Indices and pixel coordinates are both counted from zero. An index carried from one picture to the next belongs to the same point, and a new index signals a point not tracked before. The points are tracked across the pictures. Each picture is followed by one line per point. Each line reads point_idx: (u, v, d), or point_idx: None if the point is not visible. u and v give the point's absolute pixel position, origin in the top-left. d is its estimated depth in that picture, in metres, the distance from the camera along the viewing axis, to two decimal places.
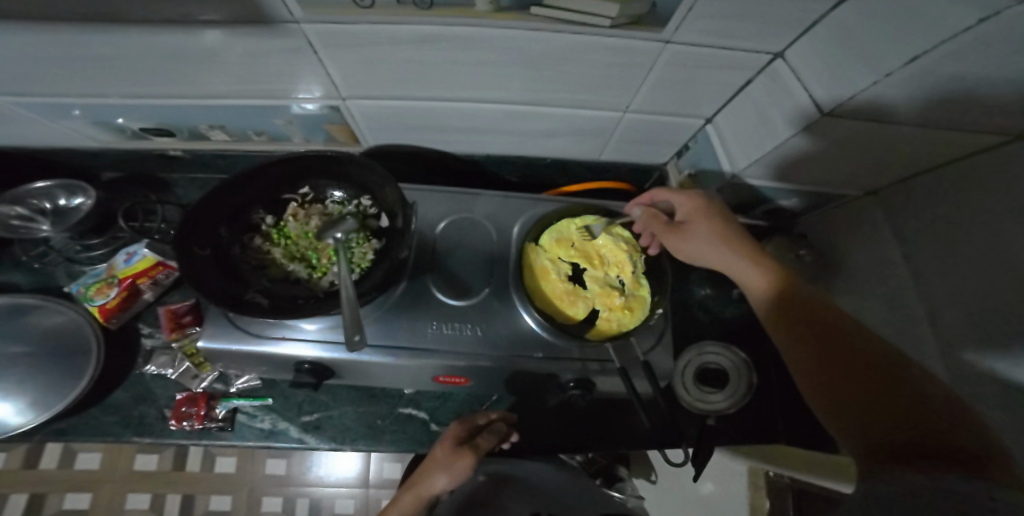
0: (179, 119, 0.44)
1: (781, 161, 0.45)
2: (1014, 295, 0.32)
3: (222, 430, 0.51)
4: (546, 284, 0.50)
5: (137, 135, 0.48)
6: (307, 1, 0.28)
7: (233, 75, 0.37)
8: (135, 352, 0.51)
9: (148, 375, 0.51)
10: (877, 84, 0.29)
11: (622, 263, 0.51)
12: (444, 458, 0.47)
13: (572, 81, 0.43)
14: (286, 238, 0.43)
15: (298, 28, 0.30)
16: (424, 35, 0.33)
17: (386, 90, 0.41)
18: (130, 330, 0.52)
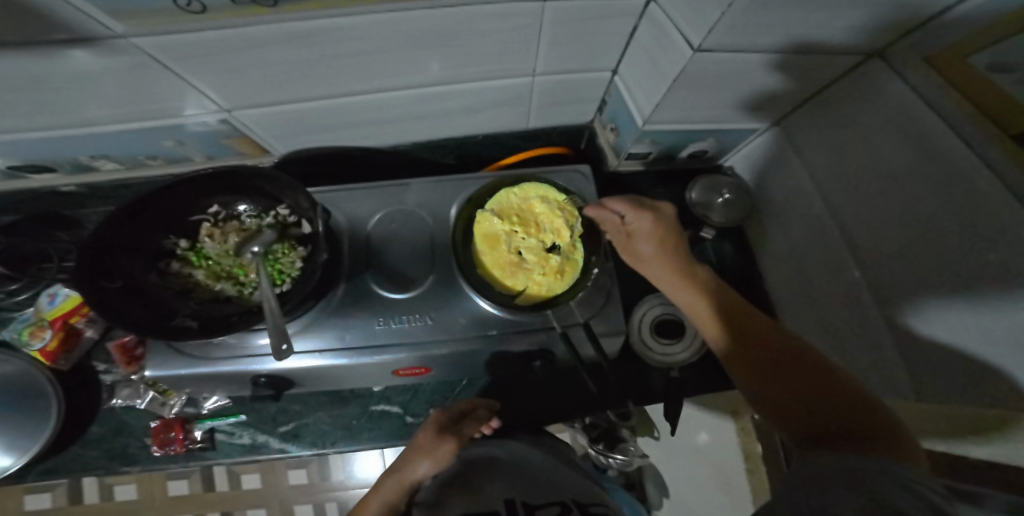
0: (56, 153, 0.41)
1: (686, 104, 0.44)
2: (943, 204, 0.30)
3: (206, 450, 0.53)
4: (487, 254, 0.48)
5: (12, 175, 0.44)
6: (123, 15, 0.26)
7: (107, 101, 0.35)
8: (97, 388, 0.53)
9: (118, 409, 0.53)
10: (726, 15, 0.27)
11: (559, 227, 0.48)
12: (428, 444, 0.46)
13: (470, 53, 0.41)
14: (206, 259, 0.43)
15: (128, 43, 0.28)
16: (288, 33, 0.32)
17: (274, 95, 0.40)
18: (87, 369, 0.53)
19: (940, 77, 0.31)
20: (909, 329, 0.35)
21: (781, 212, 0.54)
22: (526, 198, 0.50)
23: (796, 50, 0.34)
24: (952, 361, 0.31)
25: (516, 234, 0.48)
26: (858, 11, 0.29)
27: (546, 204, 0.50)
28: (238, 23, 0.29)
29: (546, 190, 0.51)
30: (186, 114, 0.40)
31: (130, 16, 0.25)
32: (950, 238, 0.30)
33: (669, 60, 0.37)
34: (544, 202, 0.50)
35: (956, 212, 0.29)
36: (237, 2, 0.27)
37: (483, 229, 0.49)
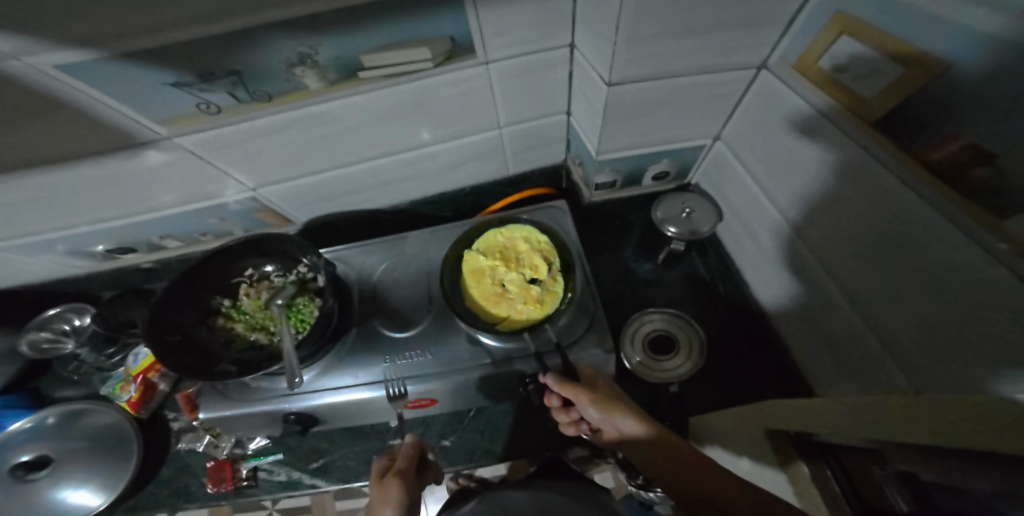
0: (137, 235, 0.51)
1: (634, 131, 0.48)
2: (881, 169, 0.31)
3: (249, 488, 0.52)
4: (475, 287, 0.51)
5: (106, 258, 0.53)
6: (165, 121, 0.37)
7: (163, 190, 0.46)
8: (166, 434, 0.53)
9: (182, 452, 0.53)
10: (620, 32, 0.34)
11: (538, 262, 0.52)
12: (375, 495, 0.43)
13: (439, 117, 0.49)
14: (245, 314, 0.49)
15: (172, 142, 0.39)
16: (281, 121, 0.41)
17: (287, 173, 0.49)
18: (160, 417, 0.54)
19: (804, 80, 0.36)
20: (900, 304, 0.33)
21: (746, 220, 0.54)
22: (511, 235, 0.55)
23: (710, 63, 0.39)
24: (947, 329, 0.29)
25: (499, 268, 0.52)
26: (742, 29, 0.35)
27: (529, 242, 0.54)
28: (242, 119, 0.39)
29: (529, 230, 0.55)
30: (225, 193, 0.49)
31: (171, 120, 0.37)
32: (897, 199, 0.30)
33: (595, 94, 0.44)
34: (528, 242, 0.54)
35: (892, 173, 0.30)
36: (240, 99, 0.37)
37: (470, 267, 0.53)
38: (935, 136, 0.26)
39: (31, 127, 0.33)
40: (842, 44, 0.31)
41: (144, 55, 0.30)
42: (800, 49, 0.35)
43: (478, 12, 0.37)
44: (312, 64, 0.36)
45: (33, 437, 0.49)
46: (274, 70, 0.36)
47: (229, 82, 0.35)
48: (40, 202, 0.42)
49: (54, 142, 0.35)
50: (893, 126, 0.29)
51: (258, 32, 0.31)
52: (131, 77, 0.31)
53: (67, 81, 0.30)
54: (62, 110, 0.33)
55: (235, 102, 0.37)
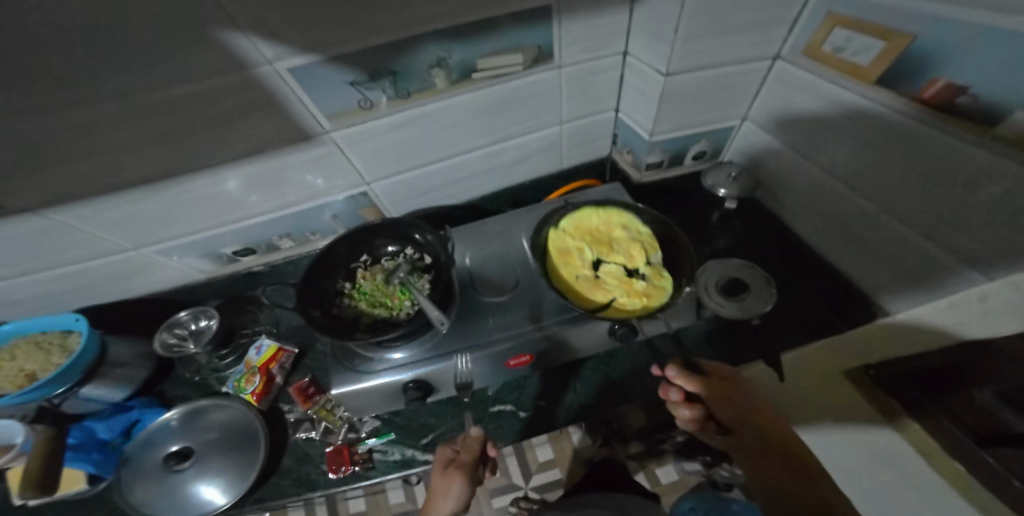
0: (258, 236, 0.59)
1: (678, 114, 0.60)
2: (891, 95, 0.42)
3: (368, 469, 0.59)
4: (569, 269, 0.58)
5: (230, 260, 0.61)
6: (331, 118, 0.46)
7: (299, 186, 0.54)
8: (284, 426, 0.61)
9: (301, 441, 0.60)
10: (678, 30, 0.46)
11: (634, 251, 0.59)
12: (440, 483, 0.51)
13: (519, 115, 0.60)
14: (365, 293, 0.55)
15: (328, 137, 0.48)
16: (408, 118, 0.51)
17: (396, 168, 0.58)
18: (276, 412, 0.62)
19: (814, 61, 0.49)
20: (929, 196, 0.43)
21: (780, 178, 0.64)
22: (609, 228, 0.62)
23: (741, 49, 0.51)
24: (971, 196, 0.38)
25: (588, 252, 0.60)
26: (759, 29, 0.49)
27: (625, 231, 0.61)
28: (381, 115, 0.49)
29: (629, 223, 0.62)
30: (348, 189, 0.58)
31: (338, 115, 0.46)
32: (910, 114, 0.41)
33: (649, 83, 0.56)
34: (624, 232, 0.61)
35: (901, 94, 0.41)
36: (388, 96, 0.47)
37: (562, 245, 0.60)
38: (925, 81, 0.38)
39: (240, 125, 0.43)
40: (838, 34, 0.44)
41: (344, 57, 0.41)
42: (806, 39, 0.49)
43: (562, 22, 0.49)
44: (444, 66, 0.48)
45: (167, 434, 0.55)
46: (417, 71, 0.46)
47: (387, 82, 0.46)
48: (206, 197, 0.50)
49: (256, 141, 0.46)
50: (892, 79, 0.41)
51: (418, 39, 0.43)
52: (326, 76, 0.41)
53: (292, 84, 0.41)
54: (270, 108, 0.42)
55: (385, 99, 0.47)
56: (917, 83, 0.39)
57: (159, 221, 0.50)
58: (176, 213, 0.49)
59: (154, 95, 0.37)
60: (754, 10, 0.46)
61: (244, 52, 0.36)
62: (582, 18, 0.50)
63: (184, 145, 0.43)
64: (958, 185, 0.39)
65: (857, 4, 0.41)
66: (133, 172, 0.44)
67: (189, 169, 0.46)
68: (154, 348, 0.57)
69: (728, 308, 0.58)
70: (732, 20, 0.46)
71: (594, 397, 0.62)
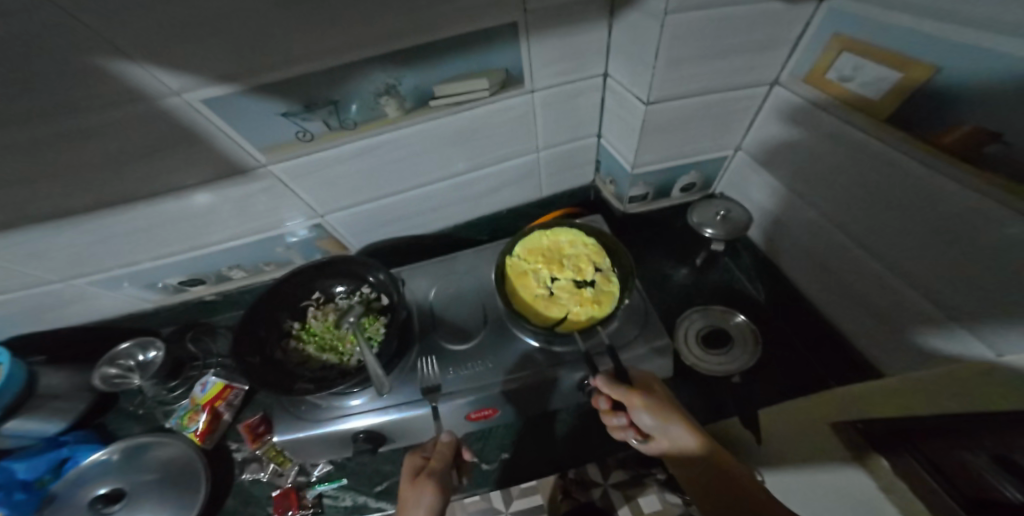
0: (206, 266, 0.55)
1: (663, 146, 0.54)
2: (900, 145, 0.36)
3: None
4: (524, 289, 0.52)
5: (177, 289, 0.58)
6: (265, 150, 0.42)
7: (243, 218, 0.50)
8: (230, 465, 0.58)
9: (247, 482, 0.57)
10: (658, 56, 0.41)
11: (582, 263, 0.53)
12: (407, 496, 0.42)
13: (488, 143, 0.54)
14: (314, 335, 0.51)
15: (266, 169, 0.44)
16: (358, 148, 0.46)
17: (352, 199, 0.53)
18: (223, 449, 0.59)
19: (816, 90, 0.43)
20: (945, 262, 0.36)
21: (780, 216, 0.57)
22: (558, 240, 0.56)
23: (732, 77, 0.45)
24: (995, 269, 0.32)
25: (541, 271, 0.53)
26: (752, 52, 0.43)
27: (575, 245, 0.56)
28: (327, 146, 0.44)
29: (576, 233, 0.57)
30: (298, 220, 0.53)
31: (272, 148, 0.42)
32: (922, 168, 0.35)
33: (630, 112, 0.50)
34: (573, 245, 0.55)
35: (912, 144, 0.35)
36: (331, 128, 0.43)
37: (514, 270, 0.53)
38: (937, 124, 0.33)
39: (161, 154, 0.39)
40: (846, 59, 0.38)
41: (269, 88, 0.37)
42: (808, 64, 0.42)
43: (531, 43, 0.44)
44: (394, 94, 0.43)
45: (100, 473, 0.52)
46: (363, 101, 0.42)
47: (327, 111, 0.41)
48: (138, 229, 0.46)
49: (184, 173, 0.42)
50: (904, 119, 0.35)
51: (358, 66, 0.38)
52: (251, 109, 0.38)
53: (209, 116, 0.37)
54: (190, 140, 0.39)
55: (328, 130, 0.43)
56: (929, 134, 0.33)
57: (88, 252, 0.47)
58: (107, 244, 0.46)
59: (43, 127, 0.33)
60: (744, 32, 0.40)
61: (143, 86, 0.33)
62: (552, 38, 0.44)
63: (99, 177, 0.39)
64: (979, 255, 0.33)
65: (868, 25, 0.34)
66: (43, 206, 0.40)
67: (108, 201, 0.42)
68: (95, 382, 0.55)
69: (711, 363, 0.56)
70: (722, 42, 0.41)
71: (562, 449, 0.58)
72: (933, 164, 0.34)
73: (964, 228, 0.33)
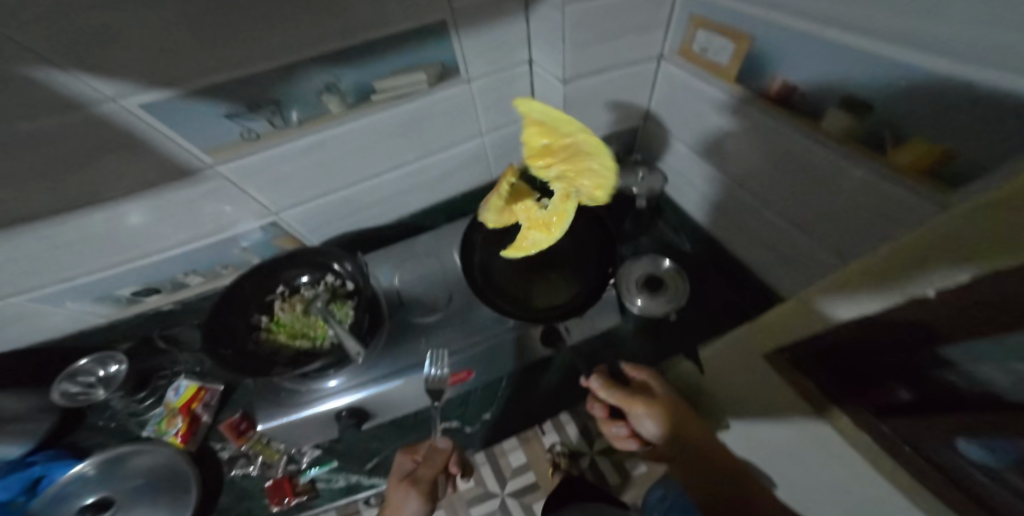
0: (161, 273, 0.57)
1: (585, 121, 0.62)
2: (755, 103, 0.45)
3: (313, 499, 0.58)
4: (539, 169, 0.51)
5: (131, 300, 0.59)
6: (211, 150, 0.45)
7: (194, 221, 0.52)
8: (217, 463, 0.59)
9: (238, 478, 0.59)
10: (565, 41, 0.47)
11: (558, 159, 0.50)
12: (394, 494, 0.49)
13: (433, 132, 0.59)
14: (283, 326, 0.54)
15: (215, 170, 0.47)
16: (306, 145, 0.49)
17: (305, 194, 0.56)
18: (207, 450, 0.60)
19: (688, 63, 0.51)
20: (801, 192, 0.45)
21: (687, 175, 0.65)
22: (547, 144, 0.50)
23: (628, 55, 0.53)
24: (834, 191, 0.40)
25: (538, 162, 0.51)
26: (637, 33, 0.51)
27: (576, 156, 0.49)
28: (275, 145, 0.48)
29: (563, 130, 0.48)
30: (253, 220, 0.56)
31: (218, 148, 0.45)
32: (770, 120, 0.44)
33: (554, 93, 0.57)
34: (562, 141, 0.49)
35: (761, 103, 0.44)
36: (275, 125, 0.46)
37: (530, 144, 0.50)
38: (775, 81, 0.41)
39: (106, 161, 0.41)
40: (701, 34, 0.47)
41: (209, 90, 0.40)
42: (679, 41, 0.51)
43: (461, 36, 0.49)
44: (335, 91, 0.47)
45: (81, 487, 0.53)
46: (304, 99, 0.45)
47: (271, 111, 0.44)
48: (83, 239, 0.47)
49: (127, 179, 0.44)
50: (751, 80, 0.44)
51: (295, 68, 0.42)
52: (190, 112, 0.41)
53: (148, 122, 0.40)
54: (132, 146, 0.41)
55: (272, 128, 0.46)
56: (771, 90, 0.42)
57: (28, 267, 0.47)
58: (51, 258, 0.47)
59: None
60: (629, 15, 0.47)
61: (80, 92, 0.35)
62: (479, 32, 0.49)
63: (42, 189, 0.40)
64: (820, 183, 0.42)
65: (715, 7, 0.43)
66: None
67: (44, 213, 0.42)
68: (55, 398, 0.56)
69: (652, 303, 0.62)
70: (614, 25, 0.48)
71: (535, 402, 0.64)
72: (779, 116, 0.43)
73: (807, 162, 0.42)
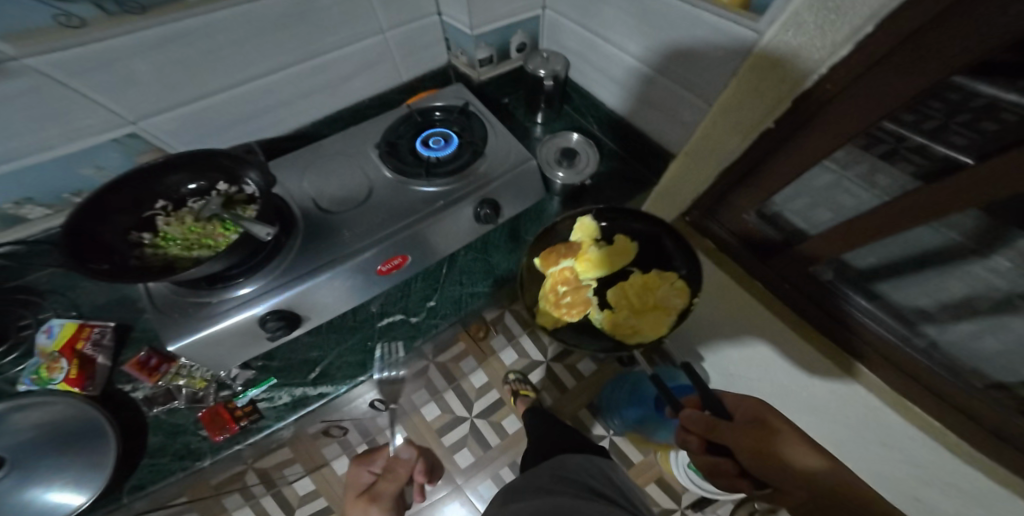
0: None
1: (486, 9, 0.62)
2: None
3: (256, 419, 0.53)
4: None
5: None
6: (14, 38, 0.38)
7: (22, 132, 0.45)
8: (133, 406, 0.54)
9: (164, 415, 0.54)
10: None
11: None
12: None
13: (325, 23, 0.55)
14: (173, 240, 0.47)
15: (24, 64, 0.40)
16: (155, 37, 0.45)
17: (164, 100, 0.51)
18: (116, 395, 0.54)
19: None
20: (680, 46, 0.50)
21: (585, 60, 0.68)
22: None
23: None
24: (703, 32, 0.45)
25: None
26: None
27: None
28: (112, 34, 0.42)
29: None
30: (103, 130, 0.50)
31: (21, 35, 0.39)
32: None
33: None
34: None
35: None
36: (108, 12, 0.42)
37: None
38: None
39: None
40: None
41: None
42: None
43: None
44: None
45: None
46: None
47: None
48: None
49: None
50: None
51: None
52: None
53: None
54: None
55: (103, 16, 0.42)
56: None
57: None
58: None
59: None
60: None
61: None
62: None
63: None
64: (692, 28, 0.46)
65: None
66: None
67: None
68: None
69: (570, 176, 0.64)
70: None
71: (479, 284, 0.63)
72: None
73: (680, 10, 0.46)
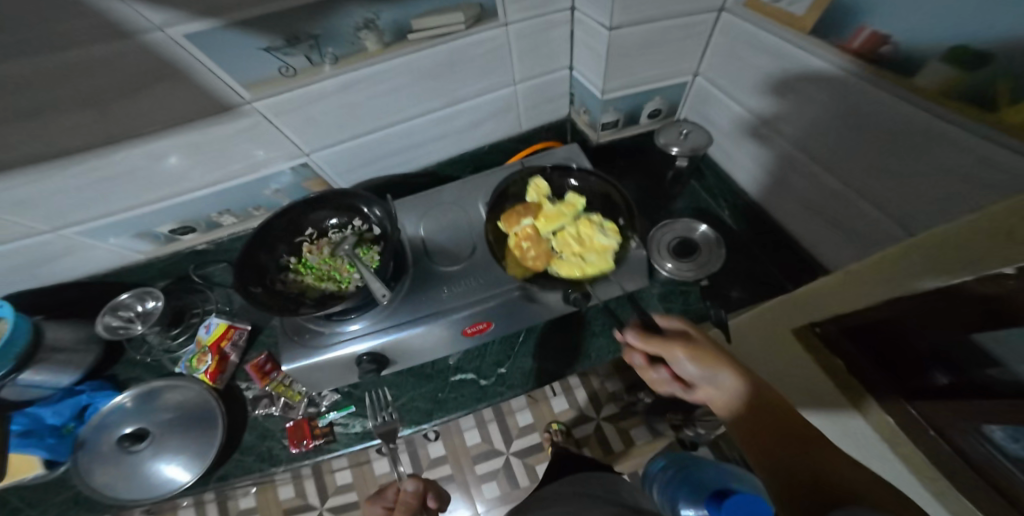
0: (195, 213, 0.57)
1: (629, 74, 0.58)
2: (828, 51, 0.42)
3: (330, 443, 0.55)
4: None
5: (168, 239, 0.60)
6: (249, 86, 0.44)
7: (230, 158, 0.51)
8: (241, 403, 0.58)
9: (259, 418, 0.58)
10: None
11: None
12: None
13: (468, 77, 0.56)
14: (310, 268, 0.51)
15: (253, 107, 0.46)
16: (337, 85, 0.48)
17: (337, 135, 0.55)
18: (232, 389, 0.60)
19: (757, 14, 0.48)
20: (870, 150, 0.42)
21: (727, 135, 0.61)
22: None
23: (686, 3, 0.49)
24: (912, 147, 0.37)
25: None
26: None
27: None
28: (311, 82, 0.46)
29: None
30: (287, 160, 0.55)
31: (256, 83, 0.43)
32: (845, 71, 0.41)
33: (596, 41, 0.54)
34: None
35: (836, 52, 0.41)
36: (313, 62, 0.44)
37: None
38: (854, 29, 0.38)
39: (145, 93, 0.40)
40: None
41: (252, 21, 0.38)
42: None
43: None
44: (373, 28, 0.44)
45: (119, 418, 0.55)
46: (342, 33, 0.43)
47: (309, 47, 0.42)
48: (114, 176, 0.47)
49: (165, 112, 0.43)
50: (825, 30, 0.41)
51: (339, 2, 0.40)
52: (233, 44, 0.39)
53: (192, 51, 0.38)
54: (172, 77, 0.40)
55: (309, 65, 0.44)
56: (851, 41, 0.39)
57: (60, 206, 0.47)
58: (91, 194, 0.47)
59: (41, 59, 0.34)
60: None
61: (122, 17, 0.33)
62: None
63: (82, 115, 0.39)
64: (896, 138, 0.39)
65: None
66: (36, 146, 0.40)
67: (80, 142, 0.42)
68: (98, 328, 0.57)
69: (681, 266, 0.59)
70: None
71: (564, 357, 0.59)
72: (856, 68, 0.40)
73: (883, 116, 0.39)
